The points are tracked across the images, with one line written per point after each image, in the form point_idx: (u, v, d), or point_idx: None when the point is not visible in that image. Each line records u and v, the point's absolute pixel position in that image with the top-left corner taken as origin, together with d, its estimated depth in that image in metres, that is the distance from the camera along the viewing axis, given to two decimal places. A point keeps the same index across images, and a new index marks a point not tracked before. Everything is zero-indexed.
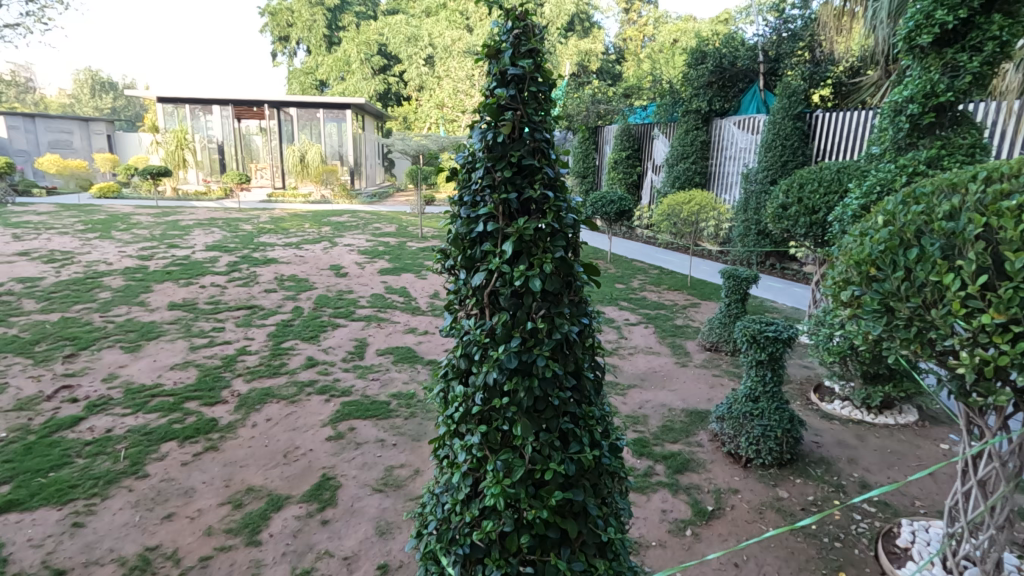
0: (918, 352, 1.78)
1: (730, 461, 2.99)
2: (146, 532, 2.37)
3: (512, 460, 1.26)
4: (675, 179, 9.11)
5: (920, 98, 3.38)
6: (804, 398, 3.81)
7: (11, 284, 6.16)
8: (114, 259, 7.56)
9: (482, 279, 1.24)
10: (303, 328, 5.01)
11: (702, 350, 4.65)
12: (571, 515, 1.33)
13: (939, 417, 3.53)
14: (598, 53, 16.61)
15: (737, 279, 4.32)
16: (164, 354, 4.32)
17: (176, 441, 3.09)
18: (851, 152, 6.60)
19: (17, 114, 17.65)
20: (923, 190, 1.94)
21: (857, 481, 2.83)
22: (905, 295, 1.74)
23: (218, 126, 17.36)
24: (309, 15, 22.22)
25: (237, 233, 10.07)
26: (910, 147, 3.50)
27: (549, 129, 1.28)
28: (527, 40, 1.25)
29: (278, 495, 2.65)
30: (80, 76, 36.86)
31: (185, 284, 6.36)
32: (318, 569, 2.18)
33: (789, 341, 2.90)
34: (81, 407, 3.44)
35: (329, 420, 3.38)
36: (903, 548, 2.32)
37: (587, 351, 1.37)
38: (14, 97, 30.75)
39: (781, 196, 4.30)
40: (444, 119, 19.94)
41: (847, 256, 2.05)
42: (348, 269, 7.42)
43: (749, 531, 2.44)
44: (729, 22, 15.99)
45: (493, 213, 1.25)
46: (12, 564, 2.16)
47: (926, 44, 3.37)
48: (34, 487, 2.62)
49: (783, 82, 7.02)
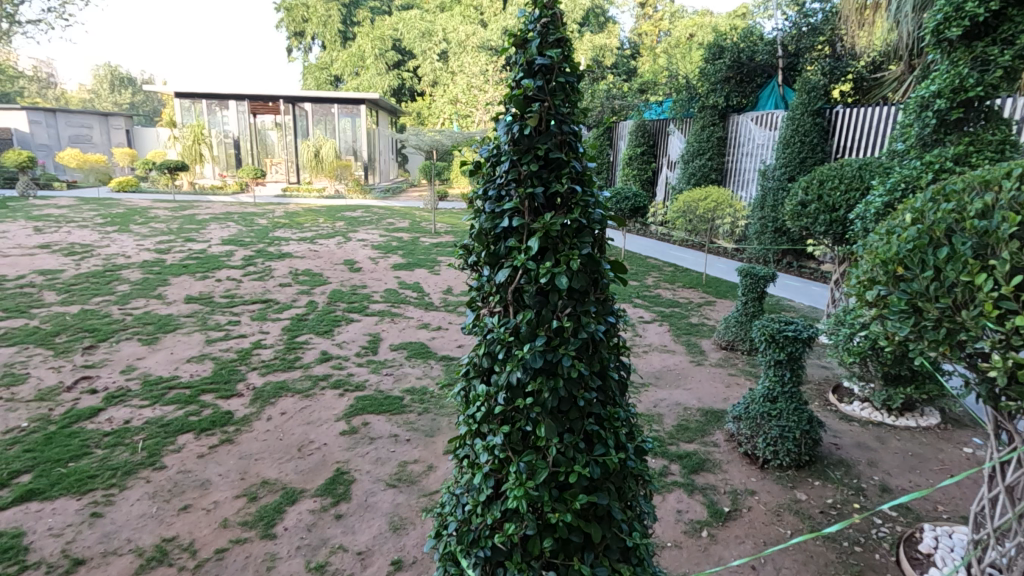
0: (947, 354, 1.72)
1: (747, 461, 2.94)
2: (164, 523, 2.38)
3: (536, 462, 1.23)
4: (691, 175, 8.99)
5: (948, 93, 3.28)
6: (822, 398, 3.74)
7: (33, 276, 6.26)
8: (133, 252, 7.66)
9: (506, 276, 1.21)
10: (317, 323, 5.03)
11: (717, 350, 4.58)
12: (595, 519, 1.30)
13: (962, 420, 3.45)
14: (613, 48, 16.47)
15: (753, 277, 4.25)
16: (181, 347, 4.36)
17: (192, 433, 3.11)
18: (872, 149, 6.48)
19: (39, 110, 17.98)
20: (953, 187, 1.88)
21: (878, 484, 2.76)
22: (935, 296, 1.68)
23: (233, 120, 17.51)
24: (324, 10, 22.26)
25: (251, 227, 10.16)
26: (936, 143, 3.40)
27: (577, 122, 1.24)
28: (555, 29, 1.22)
29: (293, 489, 2.65)
30: (100, 72, 37.90)
31: (201, 278, 6.41)
32: (332, 563, 2.18)
33: (809, 341, 2.85)
34: (100, 398, 3.48)
35: (343, 414, 3.38)
36: (926, 553, 2.26)
37: (612, 351, 1.35)
38: (36, 93, 31.08)
39: (801, 193, 4.18)
40: (458, 115, 19.99)
41: (872, 255, 1.98)
42: (362, 265, 7.44)
43: (768, 534, 2.39)
44: (745, 17, 15.77)
45: (518, 208, 1.22)
46: (33, 552, 2.18)
47: (954, 37, 3.27)
48: (54, 476, 2.65)
49: (802, 78, 6.87)
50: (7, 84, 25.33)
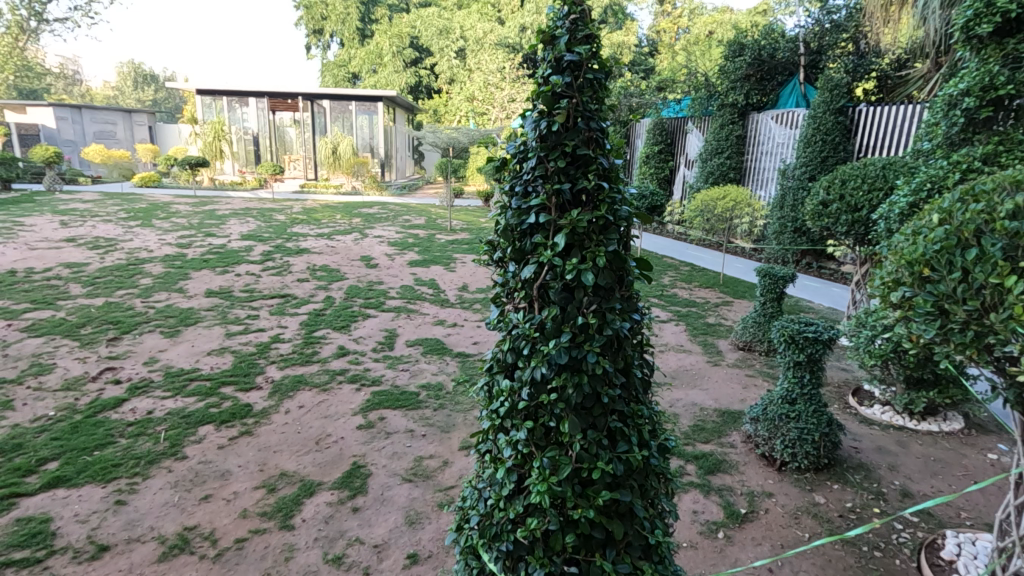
0: (975, 357, 1.68)
1: (764, 464, 2.91)
2: (186, 512, 2.43)
3: (559, 457, 1.23)
4: (709, 175, 8.89)
5: (978, 91, 3.20)
6: (842, 401, 3.69)
7: (59, 269, 6.41)
8: (155, 246, 7.80)
9: (532, 272, 1.22)
10: (335, 318, 5.08)
11: (734, 350, 4.54)
12: (617, 516, 1.30)
13: (987, 426, 3.37)
14: (631, 45, 16.31)
15: (773, 278, 4.20)
16: (201, 340, 4.44)
17: (213, 425, 3.17)
18: (896, 149, 6.38)
19: (65, 106, 18.29)
20: (982, 187, 1.84)
21: (899, 489, 2.72)
22: (962, 298, 1.65)
23: (253, 117, 17.74)
24: (342, 8, 22.44)
25: (270, 223, 10.28)
26: (965, 142, 3.36)
27: (603, 118, 1.24)
28: (584, 25, 1.21)
29: (311, 481, 2.69)
30: (124, 69, 38.79)
31: (221, 272, 6.52)
32: (349, 555, 2.21)
33: (830, 342, 2.79)
34: (123, 389, 3.56)
35: (359, 408, 3.42)
36: (948, 560, 2.22)
37: (635, 348, 1.34)
38: (62, 90, 31.68)
39: (822, 192, 4.09)
40: (474, 112, 20.02)
41: (897, 255, 1.94)
42: (379, 261, 7.49)
43: (786, 537, 2.36)
44: (765, 14, 15.56)
45: (545, 204, 1.22)
46: (61, 537, 2.24)
47: (984, 34, 3.20)
48: (80, 464, 2.71)
49: (825, 75, 6.75)
50: (36, 83, 25.96)
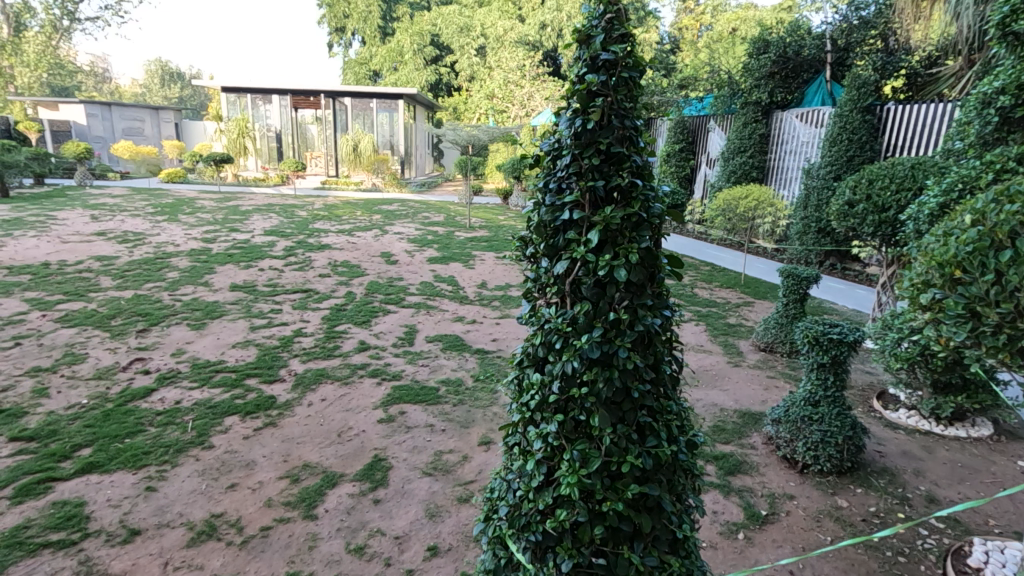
0: (1008, 361, 1.65)
1: (786, 466, 2.89)
2: (213, 500, 2.50)
3: (589, 450, 1.25)
4: (730, 174, 8.76)
5: (1013, 88, 3.11)
6: (866, 405, 3.63)
7: (90, 261, 6.60)
8: (181, 241, 8.00)
9: (565, 267, 1.24)
10: (355, 313, 5.16)
11: (756, 351, 4.50)
12: (645, 510, 1.31)
13: (1017, 433, 3.29)
14: (653, 43, 16.17)
15: (796, 278, 4.14)
16: (227, 333, 4.53)
17: (238, 416, 3.25)
18: (924, 149, 6.26)
19: (95, 103, 18.83)
20: (1018, 187, 1.78)
21: (924, 494, 2.68)
22: (996, 300, 1.61)
23: (276, 115, 17.99)
24: (365, 7, 22.72)
25: (292, 219, 10.44)
26: (998, 141, 3.29)
27: (637, 117, 1.25)
28: (620, 25, 1.23)
29: (333, 473, 2.74)
30: (152, 67, 39.69)
31: (246, 267, 6.65)
32: (371, 546, 2.25)
33: (854, 344, 2.75)
34: (152, 379, 3.66)
35: (380, 403, 3.47)
36: (975, 568, 2.17)
37: (665, 344, 1.35)
38: (93, 87, 32.65)
39: (848, 192, 4.02)
40: (493, 110, 20.05)
41: (927, 257, 1.93)
42: (399, 257, 7.57)
43: (807, 539, 2.35)
44: (791, 11, 15.26)
45: (578, 201, 1.24)
46: (94, 521, 2.32)
47: (1021, 30, 3.10)
48: (112, 451, 2.80)
49: (852, 72, 6.62)
50: (68, 80, 26.72)
